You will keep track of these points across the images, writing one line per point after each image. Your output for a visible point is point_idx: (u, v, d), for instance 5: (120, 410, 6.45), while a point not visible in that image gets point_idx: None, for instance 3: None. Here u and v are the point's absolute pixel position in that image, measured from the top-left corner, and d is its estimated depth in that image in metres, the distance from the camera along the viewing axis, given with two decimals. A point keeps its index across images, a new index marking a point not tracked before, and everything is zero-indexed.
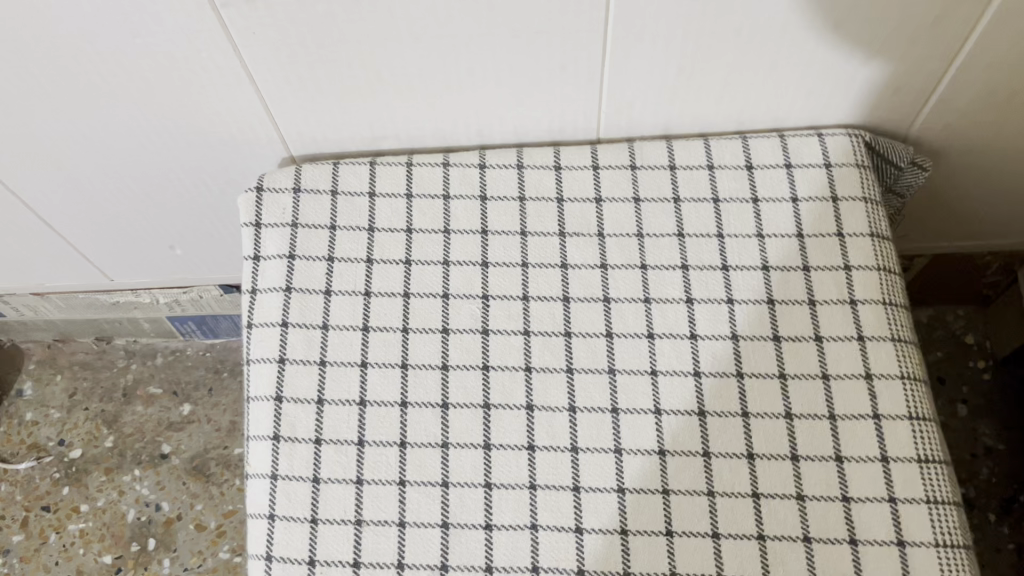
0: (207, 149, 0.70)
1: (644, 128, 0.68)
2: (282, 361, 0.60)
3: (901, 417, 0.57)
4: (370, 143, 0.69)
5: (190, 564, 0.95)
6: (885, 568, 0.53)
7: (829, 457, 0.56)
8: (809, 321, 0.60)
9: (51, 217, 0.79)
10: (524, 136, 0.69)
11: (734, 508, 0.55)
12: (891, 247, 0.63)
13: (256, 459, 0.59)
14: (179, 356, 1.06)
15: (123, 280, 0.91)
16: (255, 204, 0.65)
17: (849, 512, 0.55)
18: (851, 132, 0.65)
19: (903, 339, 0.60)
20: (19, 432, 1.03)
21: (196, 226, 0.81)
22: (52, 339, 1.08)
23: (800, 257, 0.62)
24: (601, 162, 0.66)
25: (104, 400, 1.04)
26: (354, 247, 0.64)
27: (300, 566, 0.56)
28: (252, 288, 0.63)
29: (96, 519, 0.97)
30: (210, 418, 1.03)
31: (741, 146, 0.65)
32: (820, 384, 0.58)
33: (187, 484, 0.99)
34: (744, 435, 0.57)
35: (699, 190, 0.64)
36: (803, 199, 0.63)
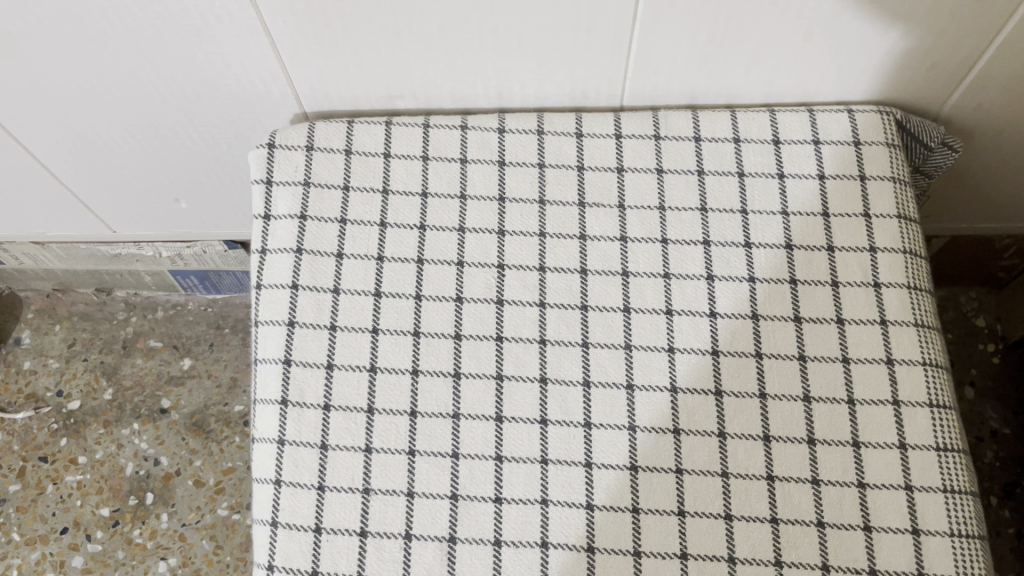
0: (216, 102, 0.68)
1: (669, 97, 0.66)
2: (292, 325, 0.59)
3: (921, 404, 0.56)
4: (385, 103, 0.67)
5: (188, 520, 0.94)
6: (898, 557, 0.53)
7: (847, 443, 0.55)
8: (832, 302, 0.58)
9: (53, 164, 0.77)
10: (544, 101, 0.67)
11: (748, 490, 0.55)
12: (918, 230, 0.61)
13: (262, 423, 0.58)
14: (180, 310, 1.05)
15: (126, 232, 0.89)
16: (266, 160, 0.63)
17: (865, 498, 0.54)
18: (882, 110, 0.63)
19: (926, 325, 0.58)
20: (16, 380, 1.02)
21: (204, 180, 0.79)
22: (51, 289, 1.06)
23: (824, 237, 0.60)
24: (623, 131, 0.64)
25: (104, 352, 1.03)
26: (367, 210, 0.62)
27: (305, 533, 0.55)
28: (262, 247, 0.62)
29: (94, 471, 0.97)
30: (212, 373, 1.01)
31: (768, 119, 0.64)
32: (840, 367, 0.57)
33: (187, 440, 0.98)
34: (761, 416, 0.56)
35: (724, 163, 0.63)
36: (831, 176, 0.62)
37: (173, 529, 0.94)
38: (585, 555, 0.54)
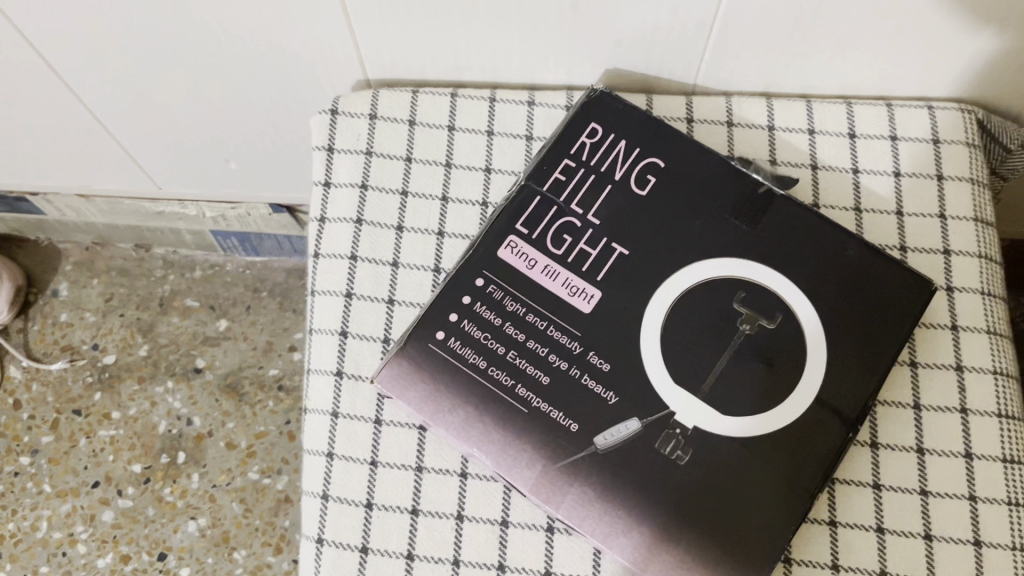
0: (279, 62, 0.66)
1: (743, 84, 0.64)
2: (349, 296, 0.58)
3: (990, 414, 0.55)
4: (451, 74, 0.66)
5: (219, 481, 0.95)
6: (958, 567, 0.52)
7: (914, 490, 0.53)
8: (950, 348, 0.56)
9: (105, 115, 0.76)
10: (614, 81, 0.66)
11: (850, 498, 0.53)
12: (993, 233, 0.60)
13: (315, 394, 0.57)
14: (217, 271, 1.04)
15: (172, 189, 0.89)
16: (328, 126, 0.62)
17: (976, 512, 0.53)
18: (963, 107, 0.62)
19: (997, 332, 0.57)
20: (52, 332, 1.02)
21: (256, 141, 0.78)
22: (89, 242, 1.05)
23: (897, 236, 0.59)
24: (695, 116, 0.62)
25: (140, 308, 1.03)
26: (430, 182, 0.61)
27: (356, 508, 0.54)
28: (321, 215, 0.61)
29: (127, 427, 0.97)
30: (247, 335, 1.01)
31: (844, 112, 0.62)
32: (912, 414, 0.55)
33: (220, 402, 0.98)
34: (870, 425, 0.55)
35: (798, 155, 0.61)
36: (906, 173, 0.60)
37: (203, 490, 0.95)
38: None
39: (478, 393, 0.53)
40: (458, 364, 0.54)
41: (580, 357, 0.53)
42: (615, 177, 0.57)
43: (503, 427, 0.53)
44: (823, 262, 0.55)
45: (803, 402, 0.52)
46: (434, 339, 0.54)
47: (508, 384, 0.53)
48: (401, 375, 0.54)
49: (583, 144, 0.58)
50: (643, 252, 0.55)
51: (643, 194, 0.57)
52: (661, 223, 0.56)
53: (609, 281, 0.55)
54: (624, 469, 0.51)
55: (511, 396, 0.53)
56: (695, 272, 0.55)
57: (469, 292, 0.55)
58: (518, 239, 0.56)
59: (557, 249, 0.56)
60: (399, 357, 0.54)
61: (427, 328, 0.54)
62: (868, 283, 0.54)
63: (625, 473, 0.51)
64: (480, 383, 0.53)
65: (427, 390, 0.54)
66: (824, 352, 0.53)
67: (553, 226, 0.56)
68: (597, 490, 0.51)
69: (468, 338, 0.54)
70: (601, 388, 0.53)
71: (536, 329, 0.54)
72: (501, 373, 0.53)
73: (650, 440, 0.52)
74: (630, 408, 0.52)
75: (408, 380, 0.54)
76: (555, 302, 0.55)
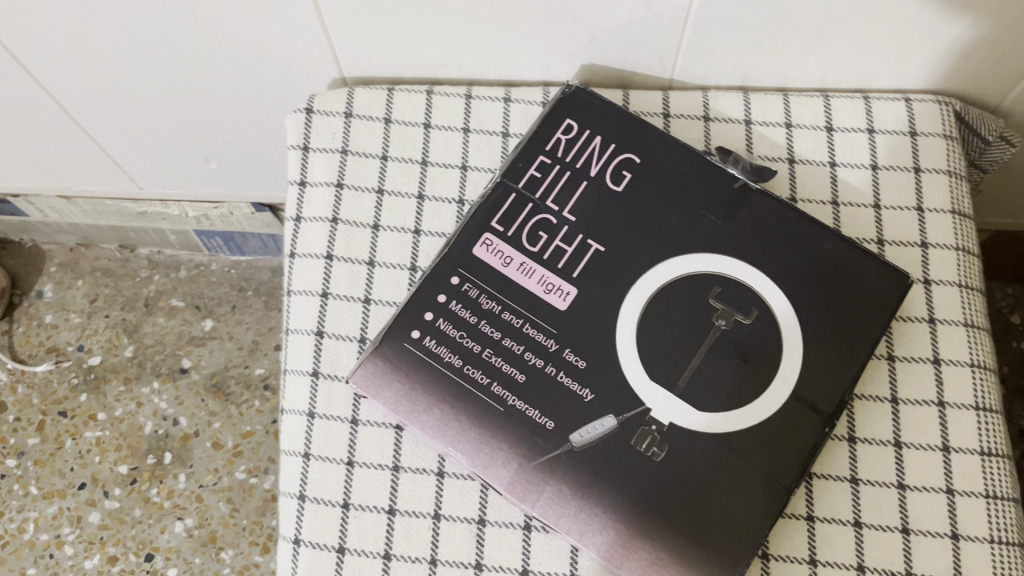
0: (254, 62, 0.66)
1: (720, 78, 0.64)
2: (325, 296, 0.58)
3: (967, 406, 0.55)
4: (426, 71, 0.65)
5: (206, 481, 0.95)
6: (936, 562, 0.52)
7: (892, 484, 0.53)
8: (927, 341, 0.56)
9: (83, 116, 0.75)
10: (590, 76, 0.65)
11: (827, 492, 0.53)
12: (971, 225, 0.60)
13: (292, 394, 0.57)
14: (203, 270, 1.04)
15: (154, 189, 0.88)
16: (304, 125, 0.62)
17: (953, 505, 0.53)
18: (940, 99, 0.61)
19: (976, 324, 0.57)
20: (38, 333, 1.02)
21: (236, 140, 0.78)
22: (74, 243, 1.04)
23: (874, 230, 0.59)
24: (672, 110, 0.62)
25: (126, 309, 1.02)
26: (406, 180, 0.60)
27: (333, 509, 0.54)
28: (297, 215, 0.61)
29: (113, 428, 0.98)
30: (233, 334, 1.01)
31: (821, 105, 0.61)
32: (889, 408, 0.55)
33: (206, 401, 0.98)
34: (847, 420, 0.54)
35: (775, 149, 0.61)
36: (884, 167, 0.60)
37: (190, 490, 0.95)
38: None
39: (454, 392, 0.53)
40: (434, 362, 0.53)
41: (556, 354, 0.53)
42: (591, 173, 0.57)
43: (480, 425, 0.52)
44: (799, 257, 0.55)
45: (780, 396, 0.52)
46: (409, 336, 0.54)
47: (483, 381, 0.53)
48: (377, 374, 0.54)
49: (558, 140, 0.58)
50: (620, 247, 0.55)
51: (619, 191, 0.56)
52: (638, 218, 0.56)
53: (585, 278, 0.55)
54: (599, 466, 0.51)
55: (487, 394, 0.53)
56: (673, 268, 0.55)
57: (445, 291, 0.55)
58: (494, 237, 0.55)
59: (533, 247, 0.55)
60: (374, 357, 0.54)
61: (403, 324, 0.54)
62: (845, 279, 0.54)
63: (601, 470, 0.51)
64: (455, 382, 0.53)
65: (403, 389, 0.53)
66: (799, 348, 0.53)
67: (531, 220, 0.56)
68: (573, 486, 0.51)
69: (444, 336, 0.54)
70: (575, 386, 0.52)
71: (512, 328, 0.54)
72: (477, 368, 0.53)
73: (627, 435, 0.51)
74: (605, 405, 0.52)
75: (383, 377, 0.53)
76: (531, 297, 0.54)
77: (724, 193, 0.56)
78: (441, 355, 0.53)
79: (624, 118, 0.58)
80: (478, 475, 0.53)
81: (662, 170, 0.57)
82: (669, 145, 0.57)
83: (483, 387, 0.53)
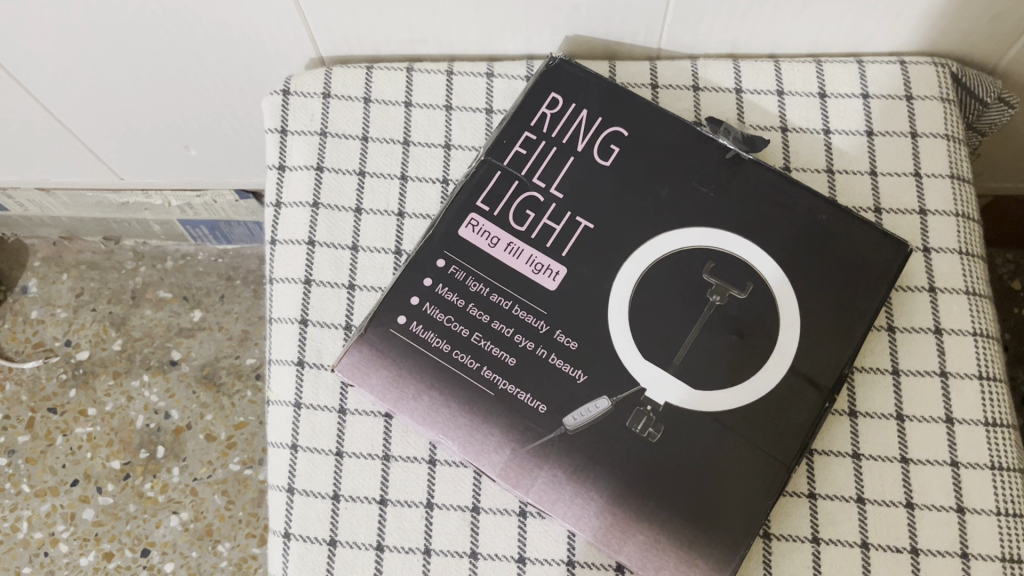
0: (227, 44, 0.64)
1: (709, 46, 0.62)
2: (308, 283, 0.56)
3: (970, 376, 0.53)
4: (406, 48, 0.63)
5: (199, 474, 0.94)
6: (942, 536, 0.51)
7: (895, 458, 0.52)
8: (928, 311, 0.54)
9: (56, 107, 0.73)
10: (575, 47, 0.63)
11: (829, 469, 0.52)
12: (970, 190, 0.58)
13: (278, 385, 0.56)
14: (189, 261, 1.02)
15: (133, 179, 0.86)
16: (281, 107, 0.60)
17: (957, 478, 0.52)
18: (936, 61, 0.59)
19: (977, 292, 0.56)
20: (24, 330, 1.00)
21: (214, 126, 0.76)
22: (57, 237, 1.02)
23: (871, 198, 0.57)
24: (660, 81, 0.60)
25: (112, 302, 1.01)
26: (387, 161, 0.59)
27: (322, 501, 0.53)
28: (278, 200, 0.59)
29: (104, 423, 0.96)
30: (222, 325, 0.99)
31: (814, 71, 0.60)
32: (890, 381, 0.53)
33: (198, 393, 0.97)
34: (848, 393, 0.53)
35: (767, 118, 0.59)
36: (879, 133, 0.58)
37: (184, 484, 0.94)
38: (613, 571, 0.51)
39: (442, 378, 0.51)
40: (421, 347, 0.52)
41: (546, 336, 0.52)
42: (578, 148, 0.55)
43: (470, 411, 0.51)
44: (794, 229, 0.53)
45: (778, 371, 0.51)
46: (395, 321, 0.52)
47: (473, 366, 0.51)
48: (363, 361, 0.52)
49: (543, 115, 0.56)
50: (610, 224, 0.53)
51: (608, 165, 0.55)
52: (629, 193, 0.54)
53: (575, 257, 0.53)
54: (593, 449, 0.50)
55: (476, 378, 0.51)
56: (665, 242, 0.53)
57: (430, 275, 0.53)
58: (480, 217, 0.54)
59: (520, 226, 0.54)
60: (359, 343, 0.52)
61: (388, 309, 0.52)
62: (842, 250, 0.53)
63: (596, 454, 0.50)
64: (444, 367, 0.51)
65: (390, 375, 0.52)
66: (796, 320, 0.52)
67: (517, 199, 0.54)
68: (566, 470, 0.50)
69: (431, 321, 0.52)
70: (567, 368, 0.51)
71: (501, 310, 0.52)
72: (465, 353, 0.52)
73: (621, 417, 0.50)
74: (599, 387, 0.50)
75: (368, 363, 0.52)
76: (520, 277, 0.53)
77: (714, 165, 0.54)
78: (428, 340, 0.52)
79: (611, 90, 0.56)
80: (469, 462, 0.51)
81: (651, 143, 0.55)
82: (657, 116, 0.56)
83: (473, 372, 0.51)
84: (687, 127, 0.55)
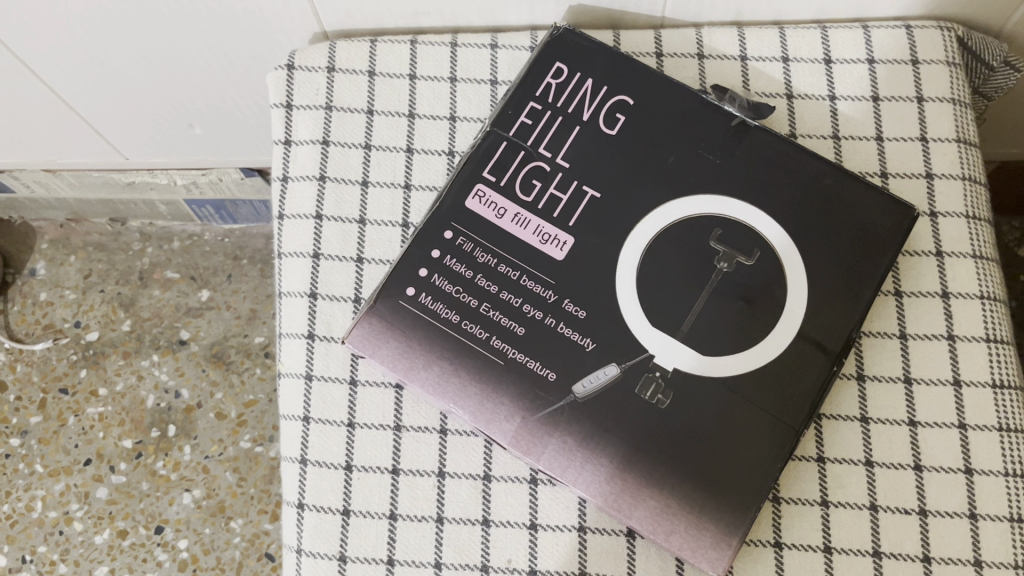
0: (231, 20, 0.64)
1: (714, 14, 0.62)
2: (317, 257, 0.57)
3: (978, 339, 0.54)
4: (409, 21, 0.63)
5: (211, 452, 0.95)
6: (950, 498, 0.51)
7: (903, 421, 0.52)
8: (935, 275, 0.55)
9: (61, 88, 0.73)
10: (580, 17, 0.63)
11: (837, 433, 0.52)
12: (977, 154, 0.58)
13: (288, 358, 0.56)
14: (196, 241, 1.02)
15: (139, 159, 0.87)
16: (286, 82, 0.60)
17: (965, 440, 0.52)
18: (941, 25, 0.59)
19: (984, 256, 0.56)
20: (33, 312, 1.01)
21: (219, 104, 0.76)
22: (64, 219, 1.03)
23: (878, 163, 0.57)
24: (664, 49, 0.60)
25: (121, 283, 1.01)
26: (393, 134, 0.59)
27: (335, 471, 0.53)
28: (284, 174, 0.59)
29: (115, 403, 0.97)
30: (230, 304, 1.00)
31: (819, 37, 0.59)
32: (897, 344, 0.53)
33: (207, 371, 0.98)
34: (855, 358, 0.53)
35: (772, 85, 0.59)
36: (885, 98, 0.58)
37: (196, 461, 0.95)
38: (624, 537, 0.52)
39: (452, 348, 0.52)
40: (430, 318, 0.52)
41: (555, 305, 0.52)
42: (584, 118, 0.55)
43: (480, 380, 0.51)
44: (800, 195, 0.53)
45: (786, 336, 0.51)
46: (404, 293, 0.52)
47: (482, 336, 0.52)
48: (373, 333, 0.52)
49: (548, 85, 0.56)
50: (616, 193, 0.53)
51: (613, 134, 0.55)
52: (635, 162, 0.54)
53: (582, 227, 0.53)
54: (602, 415, 0.50)
55: (486, 348, 0.51)
56: (674, 208, 0.53)
57: (438, 246, 0.53)
58: (487, 188, 0.54)
59: (527, 196, 0.54)
60: (368, 315, 0.52)
61: (397, 281, 0.53)
62: (848, 215, 0.53)
63: (605, 420, 0.50)
64: (453, 338, 0.52)
65: (400, 347, 0.52)
66: (803, 286, 0.52)
67: (523, 170, 0.54)
68: (576, 437, 0.50)
69: (440, 292, 0.52)
70: (575, 336, 0.51)
71: (508, 280, 0.52)
72: (475, 323, 0.52)
73: (630, 384, 0.50)
74: (608, 354, 0.51)
75: (379, 334, 0.52)
76: (528, 247, 0.53)
77: (719, 133, 0.54)
78: (437, 311, 0.52)
79: (616, 59, 0.56)
80: (481, 431, 0.52)
81: (657, 110, 0.55)
82: (663, 85, 0.55)
83: (482, 341, 0.52)
84: (691, 95, 0.55)
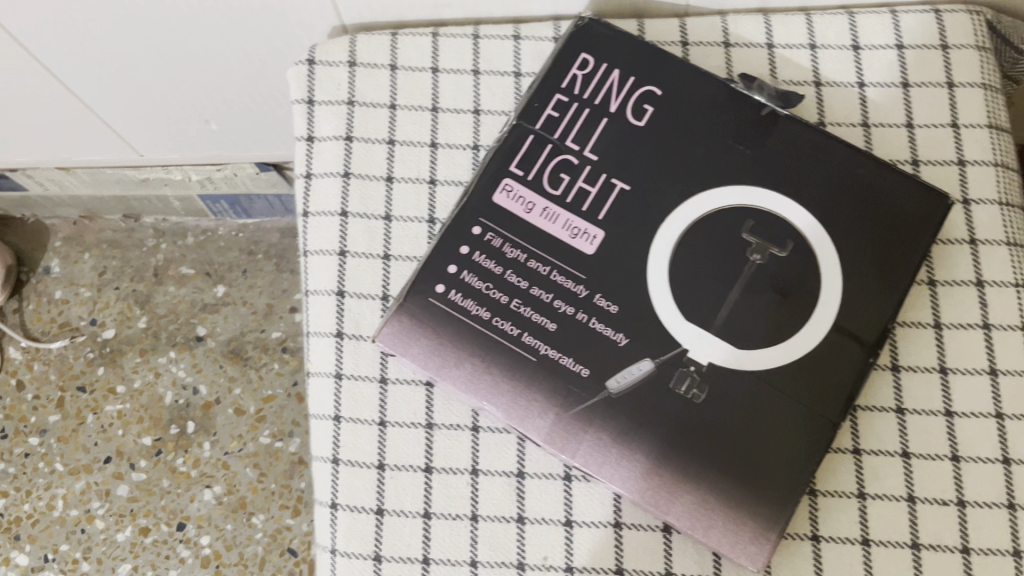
0: (249, 15, 0.63)
1: (738, 1, 0.61)
2: (343, 254, 0.56)
3: (1014, 327, 0.53)
4: (430, 13, 0.62)
5: (230, 448, 0.95)
6: (988, 488, 0.51)
7: (939, 412, 0.52)
8: (969, 263, 0.54)
9: (76, 85, 0.73)
10: (602, 7, 0.62)
11: (873, 424, 0.52)
12: (1008, 140, 0.58)
13: (317, 356, 0.56)
14: (210, 236, 1.02)
15: (154, 156, 0.86)
16: (307, 77, 0.59)
17: (1003, 430, 0.52)
18: (971, 9, 0.58)
19: (1018, 243, 0.55)
20: (49, 310, 1.00)
21: (234, 99, 0.75)
22: (77, 216, 1.02)
23: (909, 150, 0.56)
24: (690, 38, 0.59)
25: (135, 279, 1.01)
26: (417, 129, 0.58)
27: (368, 470, 0.53)
28: (308, 171, 0.58)
29: (133, 400, 0.97)
30: (246, 299, 0.99)
31: (847, 23, 0.58)
32: (932, 334, 0.53)
33: (225, 367, 0.97)
34: (890, 348, 0.53)
35: (800, 73, 0.58)
36: (915, 84, 0.57)
37: (216, 458, 0.94)
38: (661, 533, 0.51)
39: (484, 345, 0.51)
40: (461, 315, 0.51)
41: (587, 301, 0.51)
42: (611, 109, 0.54)
43: (513, 377, 0.51)
44: (833, 185, 0.52)
45: (820, 329, 0.51)
46: (433, 290, 0.52)
47: (514, 333, 0.51)
48: (404, 331, 0.52)
49: (575, 77, 0.55)
50: (646, 186, 0.53)
51: (641, 126, 0.54)
52: (664, 153, 0.53)
53: (612, 220, 0.52)
54: (637, 411, 0.50)
55: (517, 345, 0.51)
56: (705, 200, 0.52)
57: (467, 242, 0.52)
58: (515, 182, 0.53)
59: (555, 190, 0.53)
60: (398, 313, 0.52)
61: (426, 278, 0.52)
62: (881, 204, 0.52)
63: (640, 416, 0.50)
64: (485, 335, 0.51)
65: (432, 345, 0.52)
66: (837, 277, 0.51)
67: (551, 164, 0.54)
68: (611, 433, 0.50)
69: (470, 289, 0.52)
70: (607, 331, 0.51)
71: (539, 275, 0.52)
72: (506, 319, 0.51)
73: (664, 379, 0.50)
74: (642, 349, 0.50)
75: (409, 332, 0.52)
76: (558, 242, 0.52)
77: (749, 123, 0.54)
78: (467, 308, 0.52)
79: (642, 49, 0.55)
80: (514, 428, 0.51)
81: (685, 101, 0.54)
82: (690, 75, 0.55)
83: (513, 338, 0.51)
84: (720, 84, 0.54)
